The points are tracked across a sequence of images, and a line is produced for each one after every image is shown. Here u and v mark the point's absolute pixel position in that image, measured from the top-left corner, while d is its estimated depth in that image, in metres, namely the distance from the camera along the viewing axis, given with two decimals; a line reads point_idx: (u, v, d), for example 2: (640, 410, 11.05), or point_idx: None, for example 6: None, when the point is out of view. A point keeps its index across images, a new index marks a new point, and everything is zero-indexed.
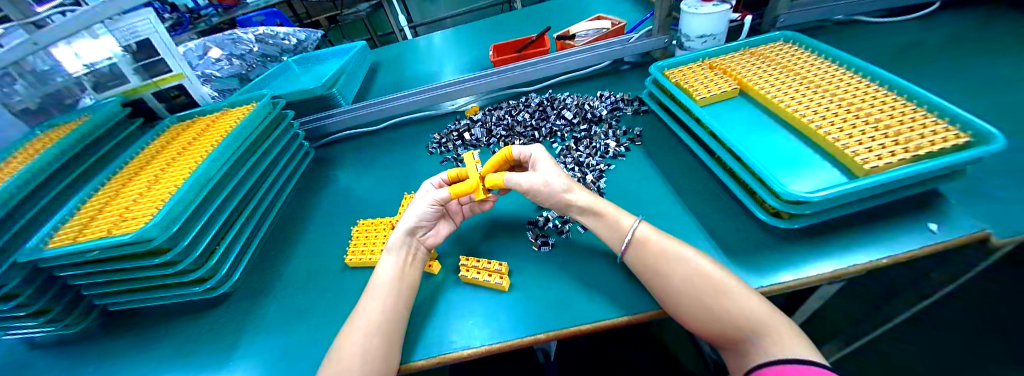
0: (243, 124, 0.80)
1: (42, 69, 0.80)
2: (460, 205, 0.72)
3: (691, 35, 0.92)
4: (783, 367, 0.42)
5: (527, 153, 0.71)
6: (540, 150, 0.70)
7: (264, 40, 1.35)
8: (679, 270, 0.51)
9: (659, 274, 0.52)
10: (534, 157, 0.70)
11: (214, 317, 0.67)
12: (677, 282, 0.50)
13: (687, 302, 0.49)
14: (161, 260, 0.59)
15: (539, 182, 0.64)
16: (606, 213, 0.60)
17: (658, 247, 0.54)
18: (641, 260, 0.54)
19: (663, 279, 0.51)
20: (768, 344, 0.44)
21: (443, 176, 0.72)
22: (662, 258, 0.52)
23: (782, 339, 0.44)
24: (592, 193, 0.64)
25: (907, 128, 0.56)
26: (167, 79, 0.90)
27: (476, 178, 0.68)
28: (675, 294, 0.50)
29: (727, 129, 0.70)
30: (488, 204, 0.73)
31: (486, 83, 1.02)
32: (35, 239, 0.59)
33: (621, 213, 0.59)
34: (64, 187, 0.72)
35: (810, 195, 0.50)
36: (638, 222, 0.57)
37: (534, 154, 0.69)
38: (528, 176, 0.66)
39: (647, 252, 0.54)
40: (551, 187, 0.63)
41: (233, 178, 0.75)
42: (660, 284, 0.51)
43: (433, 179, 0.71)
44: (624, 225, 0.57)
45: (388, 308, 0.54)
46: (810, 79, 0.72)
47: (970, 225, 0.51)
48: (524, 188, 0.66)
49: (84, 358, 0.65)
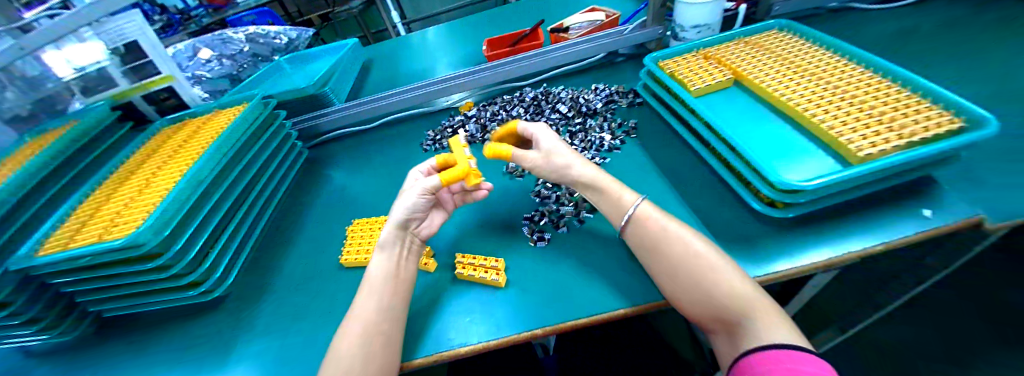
0: (234, 124, 0.80)
1: (31, 74, 0.79)
2: (451, 193, 0.72)
3: (684, 25, 0.91)
4: (752, 359, 0.42)
5: (529, 130, 0.72)
6: (541, 128, 0.70)
7: (255, 39, 1.33)
8: (675, 250, 0.51)
9: (655, 251, 0.53)
10: (535, 135, 0.70)
11: (211, 320, 0.67)
12: (672, 260, 0.51)
13: (680, 281, 0.49)
14: (154, 265, 0.58)
15: (542, 161, 0.67)
16: (608, 189, 0.61)
17: (658, 225, 0.54)
18: (640, 236, 0.55)
19: (658, 257, 0.52)
20: (758, 327, 0.43)
21: (432, 163, 0.73)
22: (658, 237, 0.53)
23: (774, 323, 0.43)
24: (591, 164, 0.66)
25: (901, 114, 0.56)
26: (156, 81, 0.89)
27: (466, 163, 0.67)
28: (668, 271, 0.51)
29: (722, 120, 0.70)
30: (482, 193, 0.71)
31: (479, 78, 1.01)
32: (25, 247, 0.58)
33: (624, 190, 0.60)
34: (51, 196, 0.71)
35: (805, 184, 0.50)
36: (640, 200, 0.58)
37: (535, 131, 0.70)
38: (531, 157, 0.69)
39: (646, 229, 0.55)
40: (557, 165, 0.66)
41: (225, 180, 0.75)
42: (657, 261, 0.52)
43: (421, 167, 0.72)
44: (625, 202, 0.59)
45: (380, 309, 0.53)
46: (804, 67, 0.72)
47: (965, 211, 0.51)
48: (529, 166, 0.69)
49: (81, 364, 0.65)
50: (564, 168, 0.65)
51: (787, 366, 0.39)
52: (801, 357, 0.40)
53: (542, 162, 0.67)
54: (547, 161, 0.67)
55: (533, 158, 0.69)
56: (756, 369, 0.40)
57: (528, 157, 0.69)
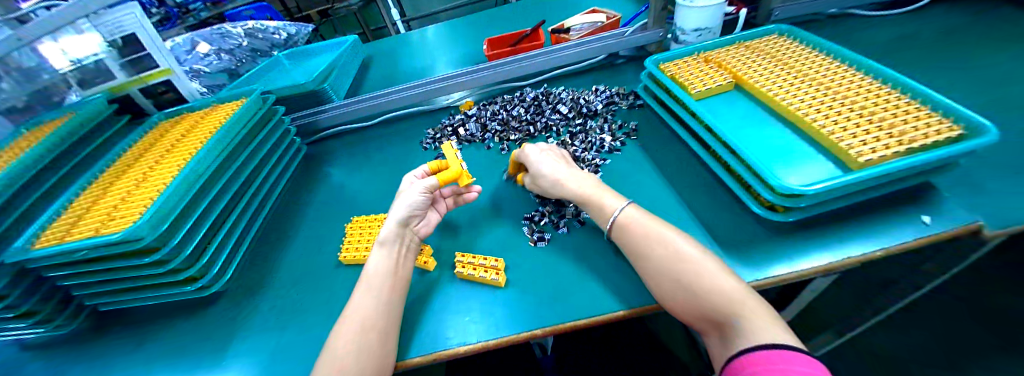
0: (233, 119, 0.79)
1: (28, 66, 0.78)
2: (443, 196, 0.74)
3: (684, 28, 0.91)
4: (743, 359, 0.41)
5: (523, 153, 0.75)
6: (530, 149, 0.73)
7: (253, 34, 1.32)
8: (659, 252, 0.51)
9: (640, 255, 0.53)
10: (526, 158, 0.73)
11: (207, 316, 0.66)
12: (657, 263, 0.51)
13: (665, 283, 0.49)
14: (151, 259, 0.58)
15: (535, 182, 0.70)
16: (590, 198, 0.62)
17: (641, 229, 0.55)
18: (626, 240, 0.56)
19: (644, 261, 0.52)
20: (745, 327, 0.43)
21: (425, 168, 0.74)
22: (644, 240, 0.54)
23: (761, 323, 0.43)
24: (579, 178, 0.66)
25: (900, 120, 0.57)
26: (155, 75, 0.89)
27: (458, 165, 0.71)
28: (655, 274, 0.51)
29: (723, 124, 0.70)
30: (472, 195, 0.73)
31: (480, 78, 1.00)
32: (22, 240, 0.58)
33: (607, 197, 0.61)
34: (48, 188, 0.70)
35: (805, 188, 0.50)
36: (623, 205, 0.58)
37: (524, 156, 0.73)
38: (529, 180, 0.72)
39: (630, 233, 0.55)
40: (544, 182, 0.68)
41: (223, 175, 0.74)
42: (643, 264, 0.52)
43: (415, 171, 0.73)
44: (609, 208, 0.60)
45: (379, 307, 0.53)
46: (804, 72, 0.72)
47: (964, 218, 0.51)
48: (530, 189, 0.72)
49: (75, 359, 0.64)
50: (553, 187, 0.67)
51: (779, 366, 0.39)
52: (793, 358, 0.39)
53: (536, 184, 0.70)
54: (538, 182, 0.69)
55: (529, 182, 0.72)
56: (748, 369, 0.40)
57: (527, 182, 0.73)
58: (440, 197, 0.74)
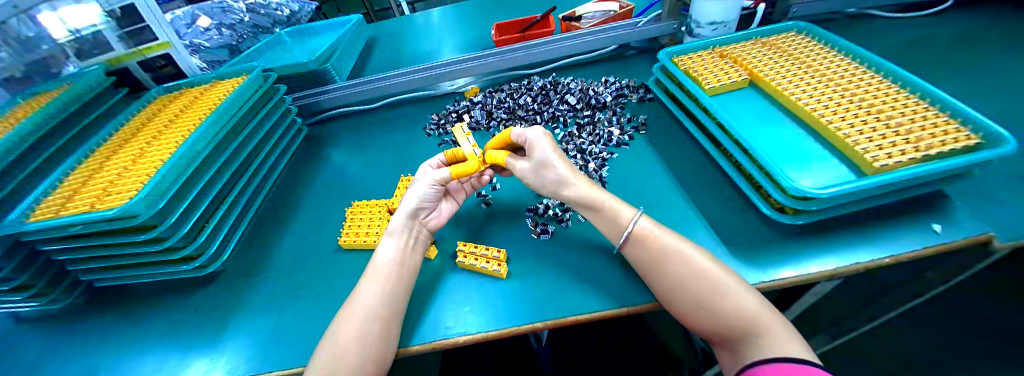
0: (233, 97, 0.77)
1: (27, 36, 0.76)
2: (460, 184, 0.72)
3: (699, 21, 0.88)
4: (770, 366, 0.41)
5: (525, 136, 0.68)
6: (537, 133, 0.67)
7: (256, 10, 1.30)
8: (676, 269, 0.50)
9: (654, 270, 0.51)
10: (531, 140, 0.67)
11: (204, 295, 0.66)
12: (672, 279, 0.50)
13: (679, 300, 0.49)
14: (147, 237, 0.57)
15: (532, 168, 0.65)
16: (603, 205, 0.59)
17: (656, 243, 0.53)
18: (638, 253, 0.53)
19: (658, 276, 0.51)
20: (759, 344, 0.43)
21: (441, 157, 0.73)
22: (659, 254, 0.52)
23: (776, 339, 0.43)
24: (586, 180, 0.63)
25: (918, 126, 0.55)
26: (154, 47, 0.86)
27: (476, 158, 0.68)
28: (671, 290, 0.50)
29: (737, 122, 0.68)
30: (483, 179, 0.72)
31: (488, 64, 0.98)
32: (16, 211, 0.57)
33: (621, 206, 0.58)
34: (44, 160, 0.69)
35: (818, 192, 0.49)
36: (638, 215, 0.56)
37: (529, 138, 0.67)
38: (520, 164, 0.67)
39: (644, 246, 0.53)
40: (544, 178, 0.65)
41: (222, 154, 0.72)
42: (656, 280, 0.51)
43: (432, 160, 0.71)
44: (625, 218, 0.56)
45: (381, 295, 0.52)
46: (823, 72, 0.70)
47: (976, 228, 0.50)
48: (520, 176, 0.67)
49: (71, 333, 0.64)
50: (558, 184, 0.63)
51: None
52: (802, 370, 0.39)
53: (536, 175, 0.65)
54: (540, 173, 0.65)
55: (526, 167, 0.66)
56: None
57: (519, 166, 0.67)
58: (460, 181, 0.72)
